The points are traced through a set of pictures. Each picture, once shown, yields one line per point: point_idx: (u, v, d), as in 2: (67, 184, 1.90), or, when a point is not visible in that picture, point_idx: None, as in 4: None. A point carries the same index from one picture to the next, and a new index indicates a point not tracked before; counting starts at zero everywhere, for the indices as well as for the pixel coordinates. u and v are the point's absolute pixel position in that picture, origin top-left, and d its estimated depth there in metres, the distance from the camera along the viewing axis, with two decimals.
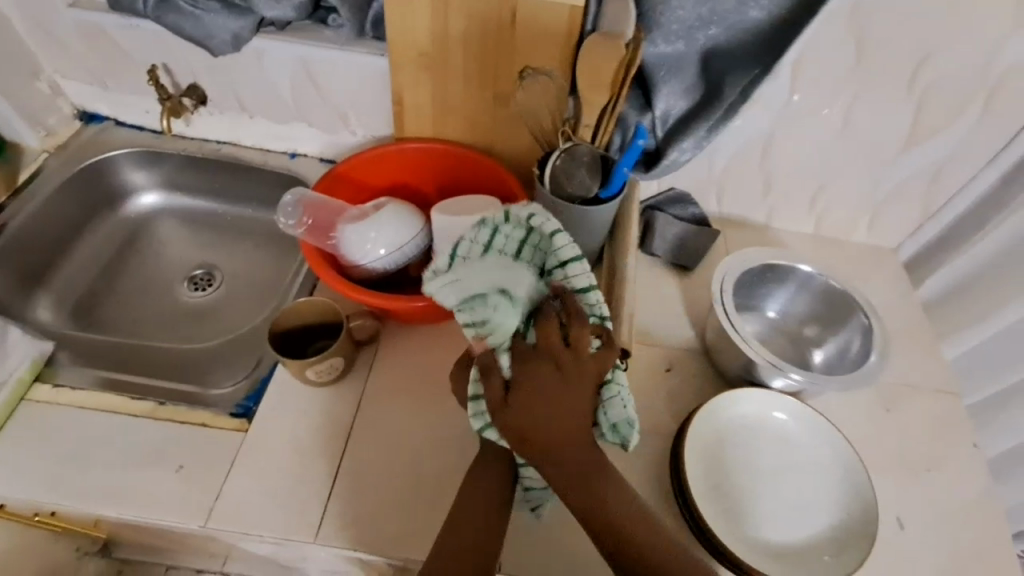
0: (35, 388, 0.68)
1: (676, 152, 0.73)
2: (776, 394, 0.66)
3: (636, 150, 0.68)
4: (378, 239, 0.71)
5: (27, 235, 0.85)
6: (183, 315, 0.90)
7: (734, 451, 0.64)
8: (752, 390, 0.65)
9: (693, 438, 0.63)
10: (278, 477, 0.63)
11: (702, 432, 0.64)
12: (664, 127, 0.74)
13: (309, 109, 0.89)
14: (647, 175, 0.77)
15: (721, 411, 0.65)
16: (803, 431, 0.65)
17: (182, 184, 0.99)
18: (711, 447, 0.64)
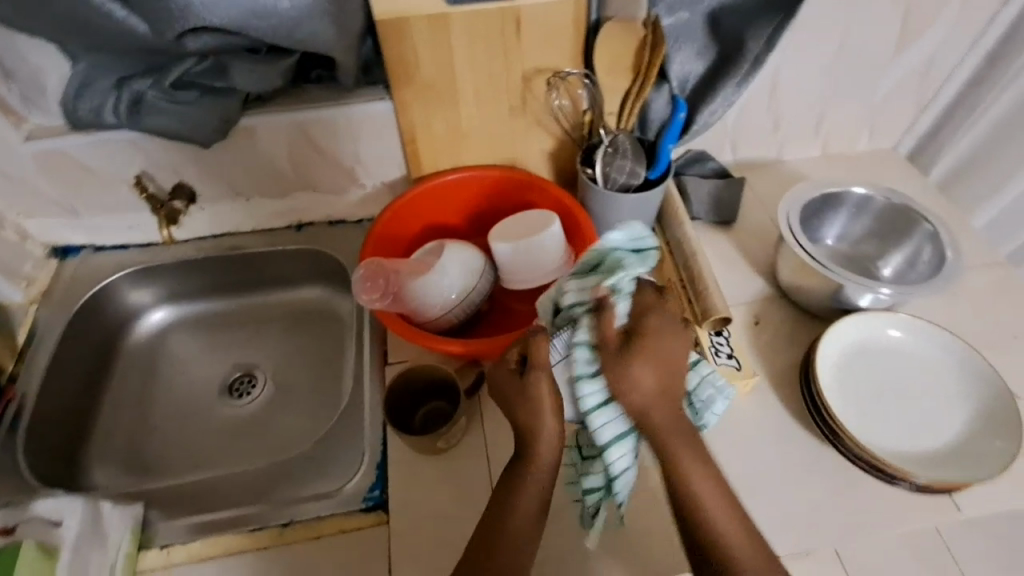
0: (142, 556, 0.62)
1: (705, 115, 0.73)
2: (874, 315, 0.68)
3: (678, 124, 0.69)
4: (454, 284, 0.68)
5: (48, 398, 0.76)
6: (242, 426, 0.83)
7: (858, 377, 0.66)
8: (850, 318, 0.67)
9: (821, 377, 0.65)
10: (441, 558, 0.59)
11: (826, 369, 0.66)
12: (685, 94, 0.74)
13: (311, 175, 0.83)
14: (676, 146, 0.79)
15: (833, 348, 0.67)
16: (911, 339, 0.68)
17: (188, 291, 0.91)
18: (838, 381, 0.66)
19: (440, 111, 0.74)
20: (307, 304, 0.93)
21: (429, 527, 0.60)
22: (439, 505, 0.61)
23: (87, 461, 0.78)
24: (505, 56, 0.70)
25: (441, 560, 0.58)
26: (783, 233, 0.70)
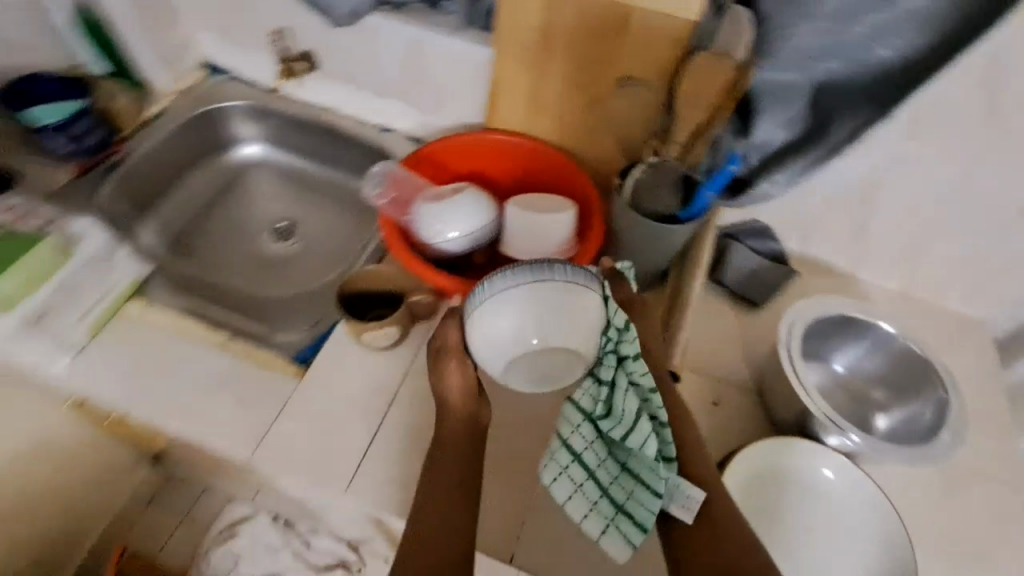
0: (127, 305, 0.74)
1: (767, 183, 0.71)
2: (824, 450, 0.64)
3: (727, 175, 0.66)
4: (453, 222, 0.74)
5: (146, 164, 0.94)
6: (264, 260, 0.96)
7: (770, 495, 0.64)
8: (798, 441, 0.63)
9: (732, 476, 0.63)
10: (324, 426, 0.67)
11: (741, 472, 0.63)
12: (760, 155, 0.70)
13: (408, 88, 0.92)
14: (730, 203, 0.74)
15: (761, 458, 0.64)
16: (846, 490, 0.63)
17: (282, 141, 1.05)
18: (749, 489, 0.63)
19: (527, 74, 0.78)
20: (360, 193, 1.04)
21: (327, 400, 0.69)
22: (345, 387, 0.70)
23: (145, 225, 0.94)
24: (602, 48, 0.72)
25: (323, 428, 0.67)
26: (780, 334, 0.66)
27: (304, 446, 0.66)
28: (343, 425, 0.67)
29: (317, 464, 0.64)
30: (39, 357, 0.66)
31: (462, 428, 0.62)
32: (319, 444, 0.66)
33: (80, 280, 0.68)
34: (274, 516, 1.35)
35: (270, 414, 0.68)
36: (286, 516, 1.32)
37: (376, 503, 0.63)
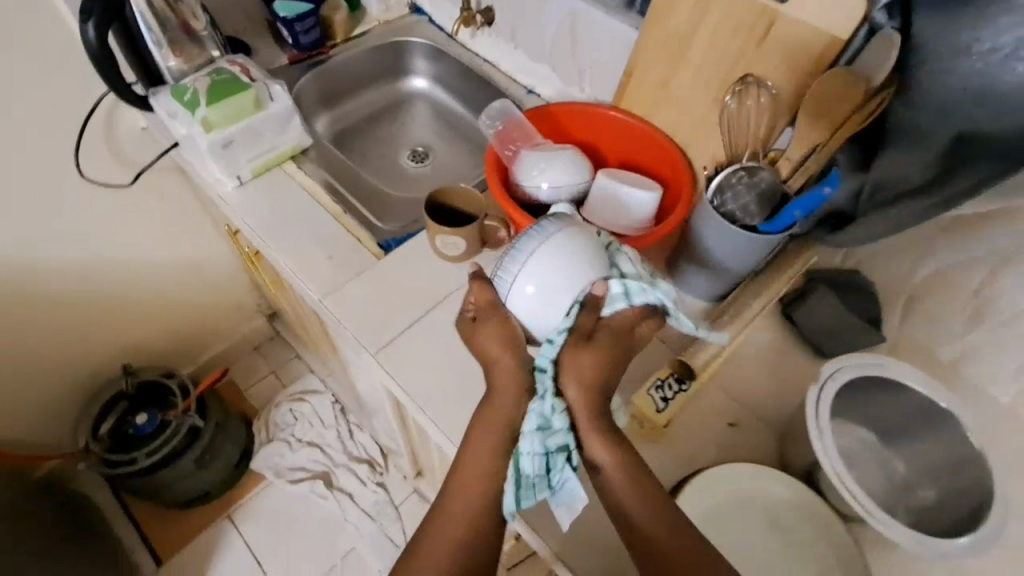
0: (286, 163, 0.92)
1: (866, 225, 0.71)
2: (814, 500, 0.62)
3: (818, 196, 0.66)
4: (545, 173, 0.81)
5: (341, 70, 1.14)
6: (400, 173, 1.15)
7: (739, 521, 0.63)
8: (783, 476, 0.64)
9: (706, 485, 0.63)
10: (384, 300, 0.80)
11: (718, 485, 0.63)
12: (873, 198, 0.69)
13: (560, 58, 1.01)
14: (829, 235, 0.75)
15: (744, 481, 0.64)
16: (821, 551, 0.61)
17: (446, 81, 1.22)
18: (722, 508, 0.63)
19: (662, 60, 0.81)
20: None
21: (395, 283, 0.81)
22: (411, 279, 0.82)
23: (323, 117, 1.16)
24: (740, 52, 0.74)
25: (382, 301, 0.79)
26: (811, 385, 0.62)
27: (362, 309, 0.79)
28: (398, 306, 0.79)
29: (365, 325, 0.77)
30: (220, 177, 0.87)
31: (508, 402, 0.58)
32: (374, 312, 0.78)
33: (263, 129, 0.85)
34: (333, 402, 1.67)
35: (348, 277, 0.81)
36: (344, 405, 1.64)
37: (395, 373, 0.74)
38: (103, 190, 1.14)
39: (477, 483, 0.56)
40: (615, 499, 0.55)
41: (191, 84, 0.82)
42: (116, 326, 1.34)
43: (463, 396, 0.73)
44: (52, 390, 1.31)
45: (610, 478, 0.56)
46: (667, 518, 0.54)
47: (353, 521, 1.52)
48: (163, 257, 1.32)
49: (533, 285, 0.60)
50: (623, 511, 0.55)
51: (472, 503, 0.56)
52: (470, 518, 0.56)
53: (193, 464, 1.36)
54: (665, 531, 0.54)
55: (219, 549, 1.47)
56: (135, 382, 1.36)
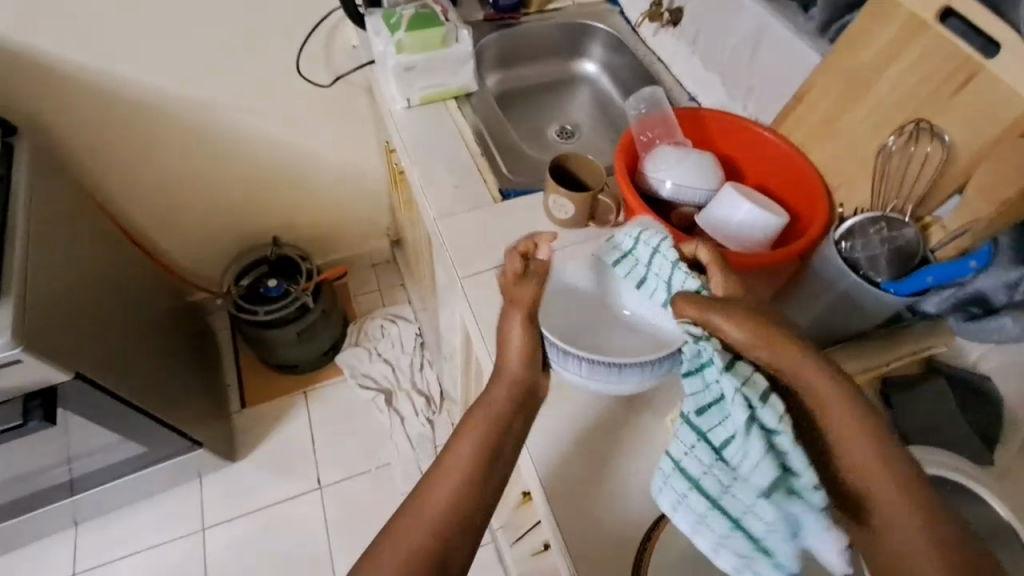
0: (450, 100, 1.03)
1: (1001, 320, 0.67)
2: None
3: (964, 270, 0.62)
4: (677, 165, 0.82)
5: (525, 38, 1.23)
6: (543, 144, 1.22)
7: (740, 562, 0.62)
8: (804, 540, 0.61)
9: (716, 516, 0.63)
10: (485, 237, 0.87)
11: None
12: (1021, 293, 0.66)
13: (733, 71, 1.00)
14: (961, 327, 0.70)
15: None
16: None
17: (616, 71, 1.25)
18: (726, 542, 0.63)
19: (837, 90, 0.77)
20: None
21: (500, 227, 0.88)
22: (515, 227, 0.88)
23: (496, 76, 1.26)
24: (925, 100, 0.68)
25: (483, 237, 0.87)
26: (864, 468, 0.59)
27: (465, 238, 0.87)
28: (496, 246, 0.86)
29: (463, 252, 0.85)
30: (395, 94, 1.00)
31: (506, 398, 0.57)
32: (474, 244, 0.86)
33: (441, 64, 0.97)
34: (417, 333, 1.82)
35: (464, 208, 0.90)
36: (424, 340, 1.78)
37: (472, 301, 0.81)
38: (307, 88, 1.36)
39: (458, 478, 0.51)
40: (823, 434, 0.48)
41: (400, 11, 0.98)
42: (279, 203, 1.60)
43: None
44: (219, 236, 1.61)
45: (827, 416, 0.48)
46: (891, 467, 0.46)
47: (397, 440, 1.66)
48: (332, 159, 1.54)
49: (581, 376, 0.67)
50: (847, 449, 0.47)
51: (451, 492, 0.51)
52: (440, 513, 0.50)
53: (294, 334, 1.58)
54: (904, 508, 0.45)
55: (288, 415, 1.69)
56: (278, 253, 1.62)
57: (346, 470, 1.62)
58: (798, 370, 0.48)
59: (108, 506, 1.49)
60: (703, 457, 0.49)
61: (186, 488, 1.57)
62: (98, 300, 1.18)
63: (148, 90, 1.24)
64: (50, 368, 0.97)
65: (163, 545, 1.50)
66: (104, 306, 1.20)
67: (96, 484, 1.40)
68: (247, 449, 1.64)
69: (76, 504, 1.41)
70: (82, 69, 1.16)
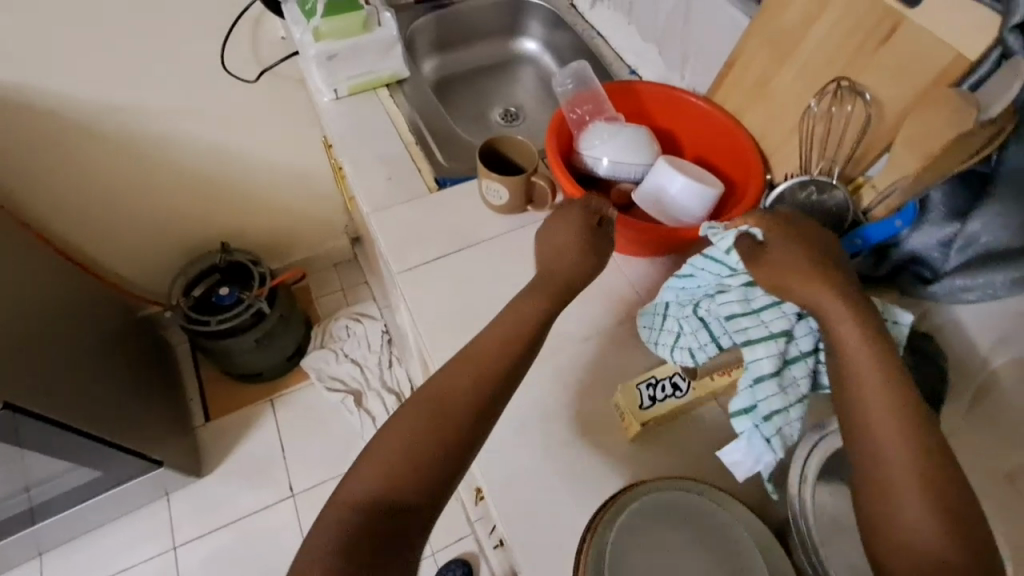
0: (380, 89, 0.99)
1: (949, 283, 0.64)
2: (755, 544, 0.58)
3: (890, 229, 0.63)
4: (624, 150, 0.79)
5: (460, 19, 1.19)
6: (488, 128, 1.19)
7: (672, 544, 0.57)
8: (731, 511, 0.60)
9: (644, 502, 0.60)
10: (421, 229, 0.84)
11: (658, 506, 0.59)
12: (957, 251, 0.63)
13: (669, 42, 0.97)
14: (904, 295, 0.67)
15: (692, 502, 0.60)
16: None
17: (557, 49, 1.22)
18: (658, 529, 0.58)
19: (766, 54, 0.75)
20: None
21: (436, 217, 0.85)
22: (454, 216, 0.85)
23: (433, 60, 1.21)
24: (849, 56, 0.67)
25: (419, 229, 0.84)
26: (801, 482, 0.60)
27: (401, 230, 0.84)
28: (432, 238, 0.83)
29: (397, 246, 0.82)
30: (320, 86, 0.95)
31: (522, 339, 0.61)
32: (409, 236, 0.83)
33: (367, 50, 0.93)
34: (383, 331, 1.78)
35: (399, 199, 0.87)
36: (391, 337, 1.75)
37: (410, 295, 0.78)
38: (237, 86, 1.30)
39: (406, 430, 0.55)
40: (858, 406, 0.53)
41: None
42: (225, 208, 1.54)
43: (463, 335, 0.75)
44: (165, 246, 1.54)
45: (858, 367, 0.53)
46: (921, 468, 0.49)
47: (369, 441, 1.63)
48: (275, 158, 1.49)
49: None
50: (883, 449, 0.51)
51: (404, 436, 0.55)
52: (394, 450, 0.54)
53: (253, 342, 1.53)
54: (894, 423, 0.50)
55: (256, 424, 1.65)
56: (227, 260, 1.56)
57: (319, 476, 1.59)
58: (824, 297, 0.57)
59: (69, 534, 1.44)
60: (751, 377, 0.61)
61: (152, 507, 1.53)
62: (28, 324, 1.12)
63: (64, 98, 1.16)
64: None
65: (132, 568, 1.46)
66: (37, 330, 1.14)
67: (54, 513, 1.35)
68: (214, 463, 1.60)
69: (34, 535, 1.36)
70: None
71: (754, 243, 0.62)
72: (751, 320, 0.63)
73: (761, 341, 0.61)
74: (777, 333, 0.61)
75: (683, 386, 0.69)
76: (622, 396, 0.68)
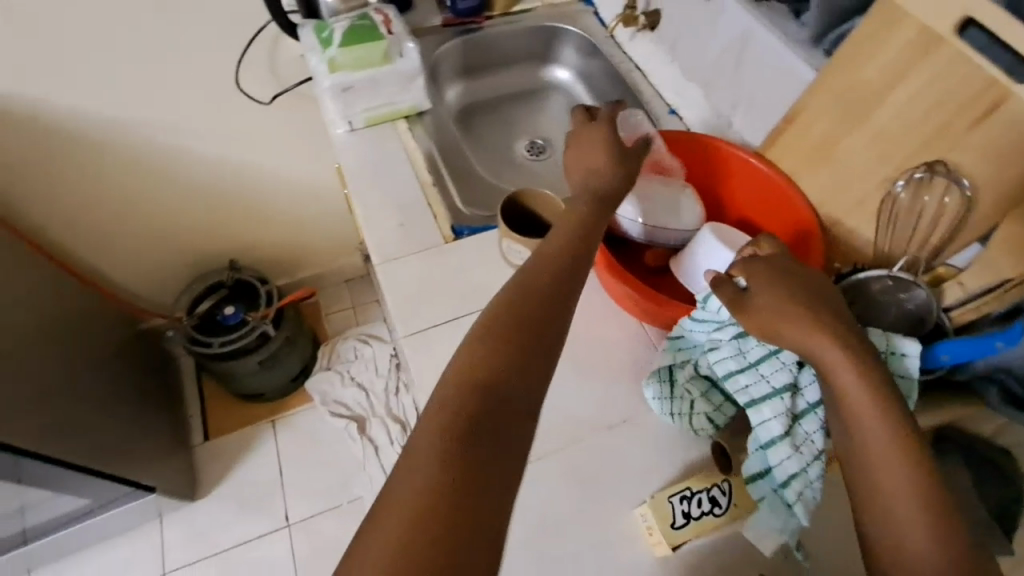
0: (398, 121, 0.92)
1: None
2: None
3: (987, 346, 0.53)
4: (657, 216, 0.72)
5: (489, 44, 1.11)
6: (513, 161, 1.11)
7: None
8: None
9: None
10: (433, 283, 0.76)
11: None
12: None
13: (717, 85, 0.89)
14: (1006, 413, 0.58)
15: None
16: None
17: (591, 79, 1.13)
18: None
19: (833, 115, 0.66)
20: None
21: (450, 271, 0.77)
22: (470, 271, 0.77)
23: (457, 86, 1.13)
24: (938, 129, 0.57)
25: (431, 285, 0.76)
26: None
27: (411, 285, 0.76)
28: (444, 294, 0.75)
29: (406, 303, 0.74)
30: (334, 117, 0.89)
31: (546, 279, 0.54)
32: (419, 292, 0.75)
33: (385, 81, 0.86)
34: (392, 355, 1.71)
35: (411, 248, 0.79)
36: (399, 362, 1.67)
37: (417, 361, 0.71)
38: (250, 104, 1.24)
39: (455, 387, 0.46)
40: (862, 438, 0.50)
41: (334, 23, 0.87)
42: (236, 223, 1.49)
43: None
44: (172, 260, 1.49)
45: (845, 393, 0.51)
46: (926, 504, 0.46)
47: (371, 471, 1.57)
48: (288, 175, 1.43)
49: None
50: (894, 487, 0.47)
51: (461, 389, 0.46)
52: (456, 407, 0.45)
53: (256, 364, 1.47)
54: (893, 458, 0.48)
55: (255, 446, 1.60)
56: (235, 278, 1.51)
57: (315, 506, 1.53)
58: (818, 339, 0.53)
59: (57, 554, 1.40)
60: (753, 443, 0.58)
61: (144, 529, 1.48)
62: (21, 346, 1.07)
63: (71, 110, 1.12)
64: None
65: None
66: (30, 352, 1.09)
67: (43, 534, 1.30)
68: (210, 485, 1.54)
69: (22, 554, 1.32)
70: None
71: (736, 293, 0.58)
72: (750, 377, 0.59)
73: (768, 401, 0.57)
74: (779, 390, 0.57)
75: (724, 499, 0.59)
76: (652, 511, 0.59)
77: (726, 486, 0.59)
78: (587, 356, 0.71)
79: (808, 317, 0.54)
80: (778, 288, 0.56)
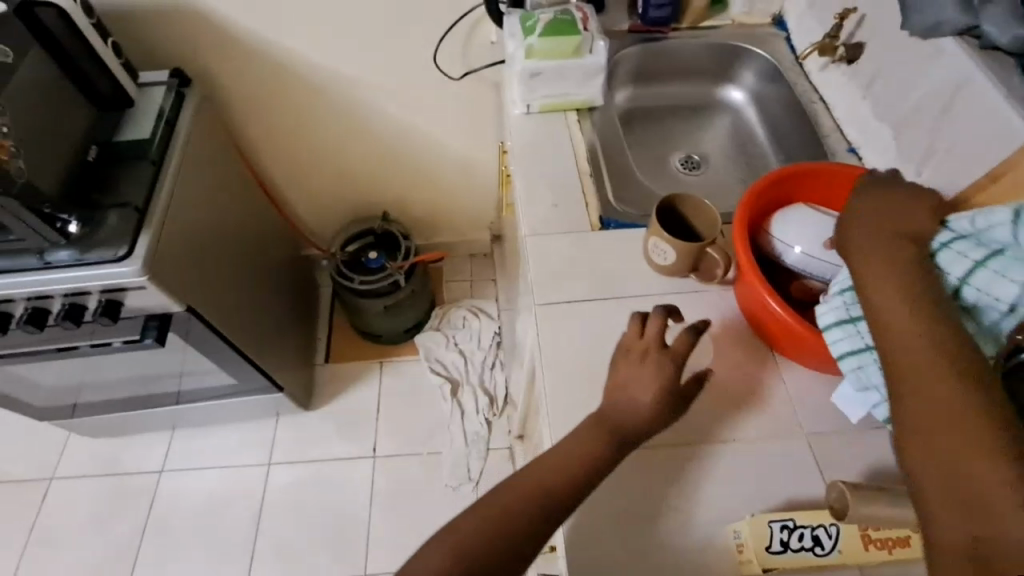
0: (571, 113, 0.98)
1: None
2: None
3: None
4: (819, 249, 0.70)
5: (670, 54, 1.13)
6: (667, 172, 1.13)
7: None
8: None
9: None
10: (574, 263, 0.81)
11: None
12: None
13: (913, 130, 0.83)
14: None
15: None
16: None
17: (766, 105, 1.11)
18: None
19: None
20: None
21: (591, 257, 0.82)
22: (609, 260, 0.81)
23: (628, 90, 1.17)
24: None
25: (570, 265, 0.81)
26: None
27: (553, 260, 0.82)
28: (581, 276, 0.80)
29: (545, 276, 0.80)
30: (515, 99, 0.97)
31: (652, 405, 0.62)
32: (559, 269, 0.81)
33: (570, 73, 0.93)
34: (496, 332, 1.81)
35: (559, 227, 0.85)
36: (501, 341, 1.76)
37: (544, 329, 0.76)
38: (438, 78, 1.39)
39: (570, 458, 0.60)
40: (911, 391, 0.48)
41: (539, 14, 0.95)
42: (396, 181, 1.67)
43: (583, 390, 0.71)
44: (338, 202, 1.71)
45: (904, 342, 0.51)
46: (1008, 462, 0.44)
47: (454, 432, 1.67)
48: (450, 147, 1.57)
49: None
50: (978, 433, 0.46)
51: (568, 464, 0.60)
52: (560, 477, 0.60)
53: (381, 307, 1.64)
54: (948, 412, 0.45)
55: (363, 380, 1.78)
56: (383, 228, 1.70)
57: (399, 448, 1.67)
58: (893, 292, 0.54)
59: (198, 421, 1.68)
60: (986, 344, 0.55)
61: (263, 422, 1.73)
62: (221, 242, 1.30)
63: (302, 60, 1.33)
64: (160, 295, 1.07)
65: (234, 468, 1.67)
66: (225, 249, 1.32)
67: (194, 400, 1.57)
68: (320, 402, 1.75)
69: (175, 412, 1.60)
70: (250, 33, 1.27)
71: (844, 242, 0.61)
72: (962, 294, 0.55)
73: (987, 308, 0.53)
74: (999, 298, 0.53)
75: (827, 541, 0.57)
76: (749, 530, 0.58)
77: (834, 528, 0.57)
78: (707, 365, 0.72)
79: (888, 260, 0.56)
80: (871, 234, 0.59)
